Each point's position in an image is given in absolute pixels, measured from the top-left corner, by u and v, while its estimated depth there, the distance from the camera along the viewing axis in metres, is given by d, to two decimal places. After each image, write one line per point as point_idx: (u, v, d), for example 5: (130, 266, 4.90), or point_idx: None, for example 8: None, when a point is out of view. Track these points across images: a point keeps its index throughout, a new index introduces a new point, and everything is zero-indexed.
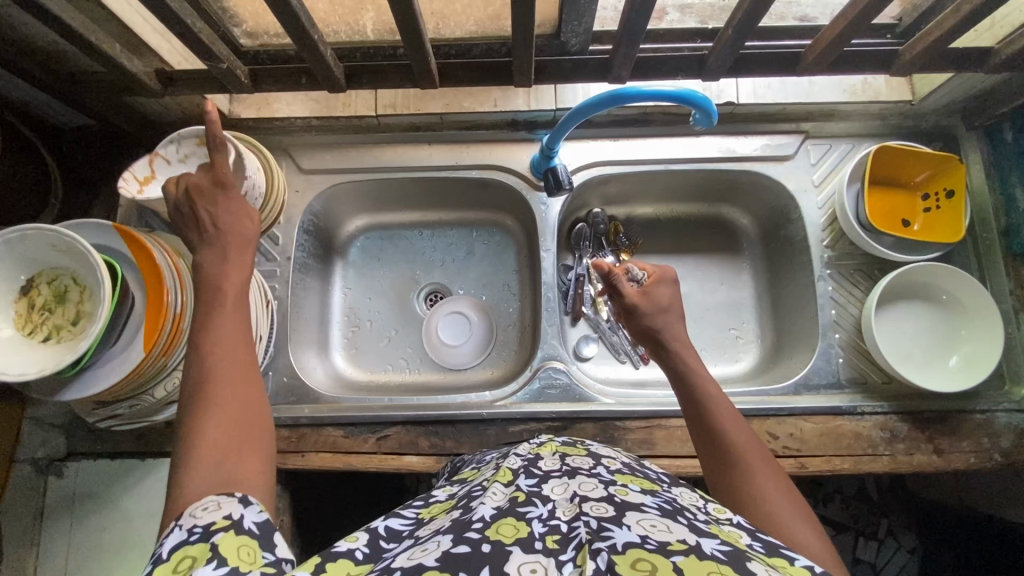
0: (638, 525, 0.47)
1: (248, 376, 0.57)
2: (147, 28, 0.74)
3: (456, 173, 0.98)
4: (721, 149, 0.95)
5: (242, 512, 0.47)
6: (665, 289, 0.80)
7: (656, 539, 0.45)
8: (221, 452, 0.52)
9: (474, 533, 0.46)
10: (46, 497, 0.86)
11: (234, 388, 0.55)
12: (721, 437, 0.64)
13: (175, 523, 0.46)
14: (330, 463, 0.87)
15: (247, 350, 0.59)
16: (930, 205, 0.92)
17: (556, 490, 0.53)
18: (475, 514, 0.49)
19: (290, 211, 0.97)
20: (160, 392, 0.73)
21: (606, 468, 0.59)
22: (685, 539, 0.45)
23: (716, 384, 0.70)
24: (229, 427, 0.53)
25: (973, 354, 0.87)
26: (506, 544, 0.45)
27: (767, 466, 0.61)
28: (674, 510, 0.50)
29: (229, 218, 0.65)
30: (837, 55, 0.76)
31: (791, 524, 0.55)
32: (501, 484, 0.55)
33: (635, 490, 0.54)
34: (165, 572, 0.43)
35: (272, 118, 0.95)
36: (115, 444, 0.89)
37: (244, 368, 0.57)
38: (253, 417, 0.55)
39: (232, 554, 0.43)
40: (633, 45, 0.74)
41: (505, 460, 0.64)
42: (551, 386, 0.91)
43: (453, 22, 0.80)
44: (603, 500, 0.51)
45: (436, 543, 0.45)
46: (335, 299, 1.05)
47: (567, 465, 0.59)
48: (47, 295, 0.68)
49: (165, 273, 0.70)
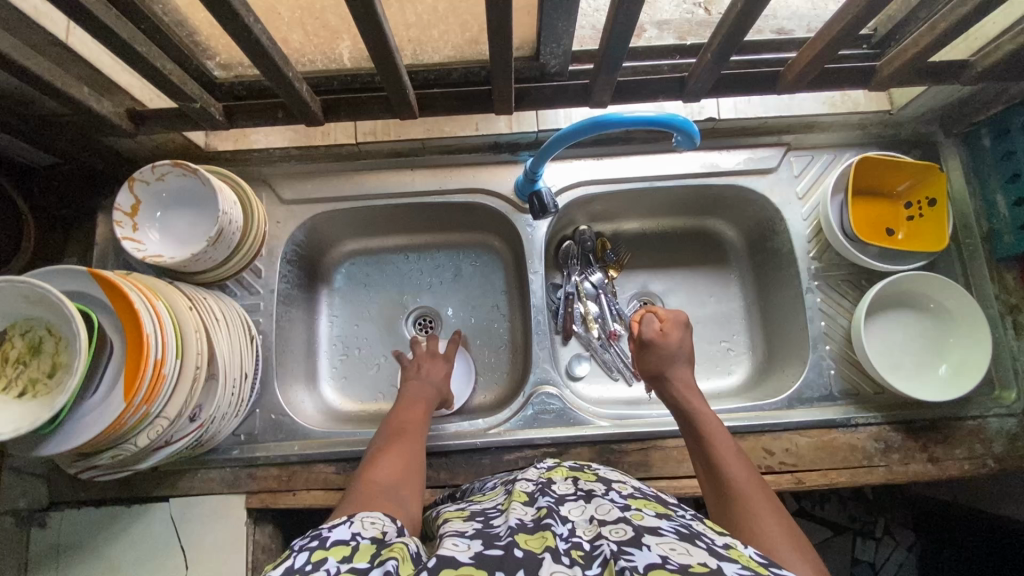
0: (658, 546, 0.46)
1: (416, 447, 0.73)
2: (117, 69, 0.73)
3: (441, 198, 0.97)
4: (705, 164, 0.95)
5: (392, 536, 0.51)
6: (677, 333, 0.82)
7: (677, 561, 0.43)
8: (398, 482, 0.65)
9: (505, 541, 0.47)
10: (29, 549, 0.85)
11: (404, 449, 0.71)
12: (724, 470, 0.65)
13: (342, 519, 0.51)
14: (323, 500, 0.86)
15: (420, 434, 0.76)
16: (913, 213, 0.92)
17: (574, 512, 0.53)
18: (500, 526, 0.51)
19: (271, 244, 0.95)
20: (143, 441, 0.70)
21: (619, 493, 0.58)
22: (706, 562, 0.44)
23: (719, 421, 0.72)
24: (398, 470, 0.67)
25: (962, 361, 0.87)
26: (536, 552, 0.45)
27: (766, 498, 0.61)
28: (691, 534, 0.50)
29: (441, 380, 0.89)
30: (816, 73, 0.76)
31: (785, 552, 0.54)
32: (520, 504, 0.55)
33: (651, 514, 0.53)
34: (321, 549, 0.46)
35: (250, 150, 0.94)
36: (99, 490, 0.87)
37: (417, 444, 0.74)
38: (414, 468, 0.68)
39: (364, 554, 0.46)
40: (613, 71, 0.73)
41: (516, 484, 0.63)
42: (544, 412, 0.90)
43: (431, 48, 0.78)
44: (621, 523, 0.50)
45: (467, 545, 0.48)
46: (321, 328, 1.04)
47: (581, 489, 0.58)
48: (22, 347, 0.66)
49: (145, 319, 0.67)
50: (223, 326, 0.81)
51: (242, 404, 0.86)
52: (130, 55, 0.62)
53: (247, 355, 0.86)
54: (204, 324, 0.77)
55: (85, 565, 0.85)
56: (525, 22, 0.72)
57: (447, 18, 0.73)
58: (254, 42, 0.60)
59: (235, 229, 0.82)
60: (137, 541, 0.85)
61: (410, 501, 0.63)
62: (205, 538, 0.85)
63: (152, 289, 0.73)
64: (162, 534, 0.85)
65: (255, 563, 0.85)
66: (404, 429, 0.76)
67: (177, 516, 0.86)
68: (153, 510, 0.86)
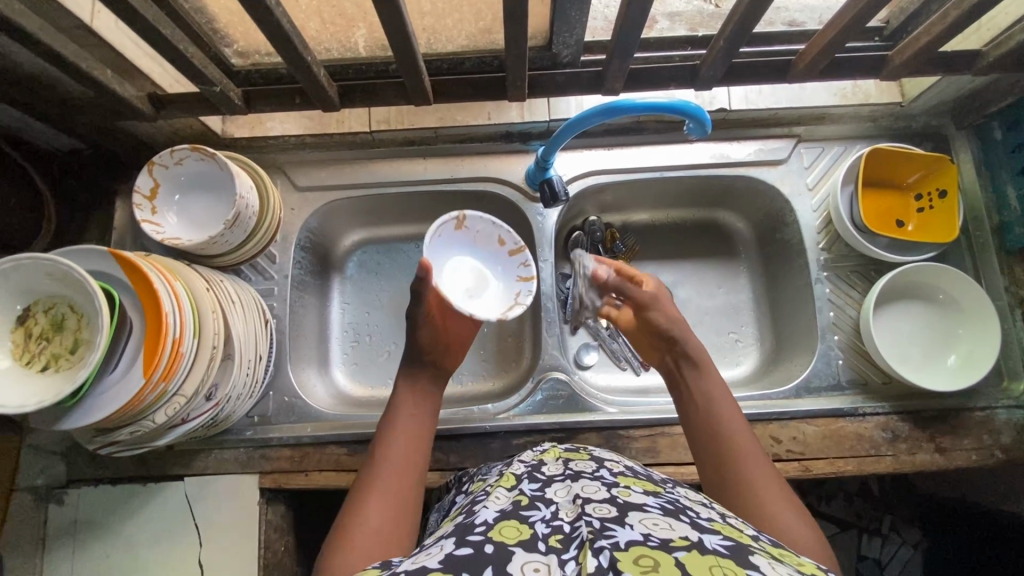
0: (641, 523, 0.47)
1: (412, 457, 0.65)
2: (138, 53, 0.74)
3: (452, 187, 0.98)
4: (715, 155, 0.96)
5: None
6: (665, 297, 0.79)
7: (659, 536, 0.45)
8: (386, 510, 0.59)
9: (477, 537, 0.47)
10: (47, 525, 0.87)
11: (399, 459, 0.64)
12: (729, 436, 0.65)
13: None
14: (335, 480, 0.87)
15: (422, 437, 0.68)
16: (923, 205, 0.92)
17: (559, 493, 0.53)
18: (477, 517, 0.51)
19: (285, 230, 0.96)
20: (162, 416, 0.71)
21: (609, 471, 0.59)
22: (687, 535, 0.45)
23: (726, 386, 0.71)
24: (389, 497, 0.61)
25: (972, 351, 0.87)
26: (509, 545, 0.46)
27: (771, 472, 0.62)
28: (676, 509, 0.51)
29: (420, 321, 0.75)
30: (827, 63, 0.76)
31: (792, 525, 0.57)
32: (504, 489, 0.56)
33: (638, 491, 0.54)
34: None
35: (266, 137, 0.95)
36: (115, 469, 0.89)
37: (413, 453, 0.66)
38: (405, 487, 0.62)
39: None
40: (626, 57, 0.74)
41: (508, 467, 0.64)
42: (554, 397, 0.91)
43: (445, 37, 0.79)
44: (606, 501, 0.50)
45: (439, 549, 0.47)
46: (332, 314, 1.05)
47: (570, 469, 0.59)
48: (44, 324, 0.68)
49: (162, 295, 0.68)
50: (238, 308, 0.83)
51: (256, 385, 0.87)
52: (154, 37, 0.63)
53: (261, 337, 0.87)
54: (219, 305, 0.78)
55: (102, 541, 0.87)
56: (538, 11, 0.74)
57: (461, 7, 0.74)
58: (275, 25, 0.62)
59: (251, 213, 0.83)
60: (153, 519, 0.87)
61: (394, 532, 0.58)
62: (219, 517, 0.87)
63: (170, 269, 0.74)
64: (177, 512, 0.87)
65: (268, 541, 0.87)
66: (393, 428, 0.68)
67: (191, 495, 0.87)
68: (168, 488, 0.88)
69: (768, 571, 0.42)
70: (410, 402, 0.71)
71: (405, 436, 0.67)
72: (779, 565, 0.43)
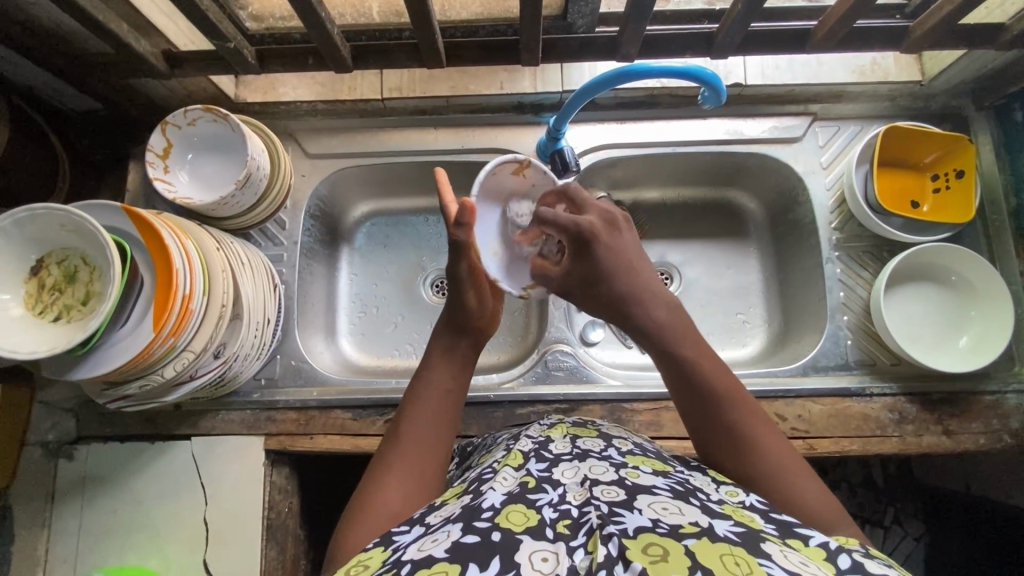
0: (650, 508, 0.46)
1: (437, 423, 0.65)
2: (154, 9, 0.74)
3: (461, 158, 0.98)
4: (729, 131, 0.95)
5: None
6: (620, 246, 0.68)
7: (668, 522, 0.44)
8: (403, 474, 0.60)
9: (486, 519, 0.46)
10: (57, 479, 0.89)
11: (423, 424, 0.64)
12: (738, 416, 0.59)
13: None
14: (339, 444, 0.88)
15: (450, 403, 0.67)
16: (939, 185, 0.91)
17: (566, 474, 0.53)
18: (484, 498, 0.49)
19: (295, 196, 0.97)
20: (170, 371, 0.72)
21: (617, 451, 0.58)
22: (697, 521, 0.45)
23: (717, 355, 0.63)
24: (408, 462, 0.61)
25: (983, 334, 0.86)
26: (517, 532, 0.45)
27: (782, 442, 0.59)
28: (686, 491, 0.50)
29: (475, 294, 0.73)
30: (846, 32, 0.75)
31: (812, 497, 0.55)
32: (511, 468, 0.54)
33: (647, 472, 0.53)
34: None
35: (278, 102, 0.95)
36: (125, 426, 0.90)
37: (438, 420, 0.65)
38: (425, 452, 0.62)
39: None
40: (641, 22, 0.73)
41: (516, 442, 0.62)
42: (557, 368, 0.91)
43: (459, 3, 0.79)
44: (614, 484, 0.50)
45: (446, 534, 0.46)
46: (341, 284, 1.05)
47: (577, 448, 0.58)
48: (57, 275, 0.68)
49: (175, 254, 0.69)
50: (247, 270, 0.83)
51: (264, 348, 0.88)
52: None
53: (269, 300, 0.88)
54: (229, 266, 0.79)
55: (110, 497, 0.88)
56: None
57: None
58: None
59: (262, 174, 0.83)
60: (160, 476, 0.88)
61: (410, 495, 0.58)
62: (223, 476, 0.88)
63: (181, 228, 0.74)
64: (183, 471, 0.88)
65: (272, 502, 0.88)
66: (421, 394, 0.67)
67: (198, 453, 0.88)
68: (174, 447, 0.89)
69: (781, 560, 0.41)
70: (441, 368, 0.69)
71: (432, 409, 0.66)
72: (792, 552, 0.43)
